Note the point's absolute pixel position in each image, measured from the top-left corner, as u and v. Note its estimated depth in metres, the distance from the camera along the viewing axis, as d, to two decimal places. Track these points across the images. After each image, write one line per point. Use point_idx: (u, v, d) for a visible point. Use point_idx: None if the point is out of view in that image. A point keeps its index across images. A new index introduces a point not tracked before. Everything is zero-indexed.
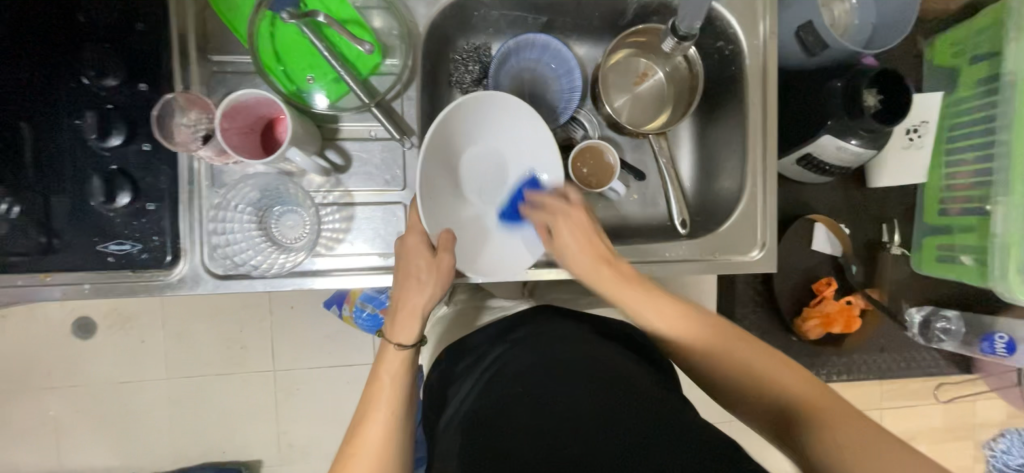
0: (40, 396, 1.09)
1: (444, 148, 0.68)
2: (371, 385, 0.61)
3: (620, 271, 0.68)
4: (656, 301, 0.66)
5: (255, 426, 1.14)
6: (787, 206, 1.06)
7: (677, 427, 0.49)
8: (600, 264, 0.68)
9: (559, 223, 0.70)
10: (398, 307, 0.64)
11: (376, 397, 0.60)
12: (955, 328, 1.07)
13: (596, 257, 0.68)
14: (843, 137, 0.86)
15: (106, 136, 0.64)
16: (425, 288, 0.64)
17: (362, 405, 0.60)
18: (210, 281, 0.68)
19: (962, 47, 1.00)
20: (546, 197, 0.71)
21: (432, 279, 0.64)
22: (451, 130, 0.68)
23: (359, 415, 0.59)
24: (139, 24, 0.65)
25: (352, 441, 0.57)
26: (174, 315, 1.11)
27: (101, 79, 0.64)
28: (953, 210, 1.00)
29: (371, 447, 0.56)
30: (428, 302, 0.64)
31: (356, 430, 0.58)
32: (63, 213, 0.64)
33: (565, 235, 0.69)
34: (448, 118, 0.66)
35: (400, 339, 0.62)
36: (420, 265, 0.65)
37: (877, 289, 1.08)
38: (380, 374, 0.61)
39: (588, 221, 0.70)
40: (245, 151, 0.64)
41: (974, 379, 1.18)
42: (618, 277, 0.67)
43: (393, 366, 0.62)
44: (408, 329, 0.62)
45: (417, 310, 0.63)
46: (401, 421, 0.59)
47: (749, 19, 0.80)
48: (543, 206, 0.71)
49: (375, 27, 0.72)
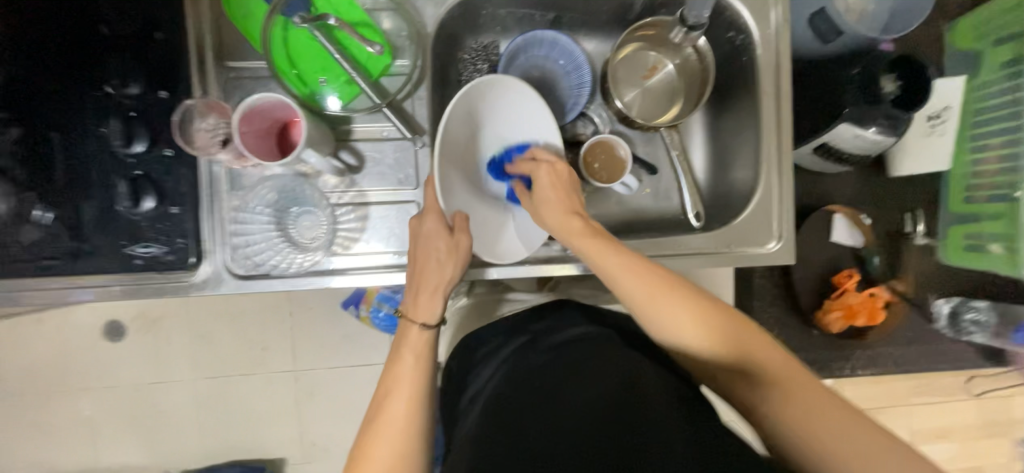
0: (73, 398, 1.14)
1: (460, 130, 0.70)
2: (391, 367, 0.61)
3: (594, 227, 0.64)
4: (630, 257, 0.59)
5: (277, 426, 1.17)
6: (804, 198, 1.04)
7: (694, 414, 0.50)
8: (570, 215, 0.65)
9: (539, 171, 0.69)
10: (418, 286, 0.65)
11: (399, 374, 0.60)
12: (985, 319, 1.02)
13: (569, 209, 0.65)
14: (863, 124, 0.83)
15: (130, 142, 0.66)
16: (445, 268, 0.65)
17: (383, 384, 0.60)
18: (233, 281, 0.70)
19: (986, 29, 0.97)
20: (539, 150, 0.71)
21: (451, 259, 0.65)
22: (468, 114, 0.70)
23: (381, 394, 0.59)
24: (158, 34, 0.68)
25: (378, 419, 0.57)
26: (197, 318, 1.14)
27: (124, 87, 0.66)
28: (980, 197, 0.97)
29: (395, 426, 0.56)
30: (448, 282, 0.65)
31: (377, 413, 0.58)
32: (91, 218, 0.67)
33: (544, 182, 0.68)
34: (465, 99, 0.67)
35: (424, 318, 0.63)
36: (440, 246, 0.65)
37: (902, 280, 1.04)
38: (401, 352, 0.62)
39: (569, 178, 0.69)
40: (261, 154, 0.65)
41: (1007, 372, 1.14)
42: (585, 229, 0.63)
43: (415, 346, 0.62)
44: (431, 307, 0.64)
45: (438, 288, 0.65)
46: (426, 401, 0.59)
47: (759, 8, 0.79)
48: (533, 159, 0.71)
49: (384, 29, 0.73)
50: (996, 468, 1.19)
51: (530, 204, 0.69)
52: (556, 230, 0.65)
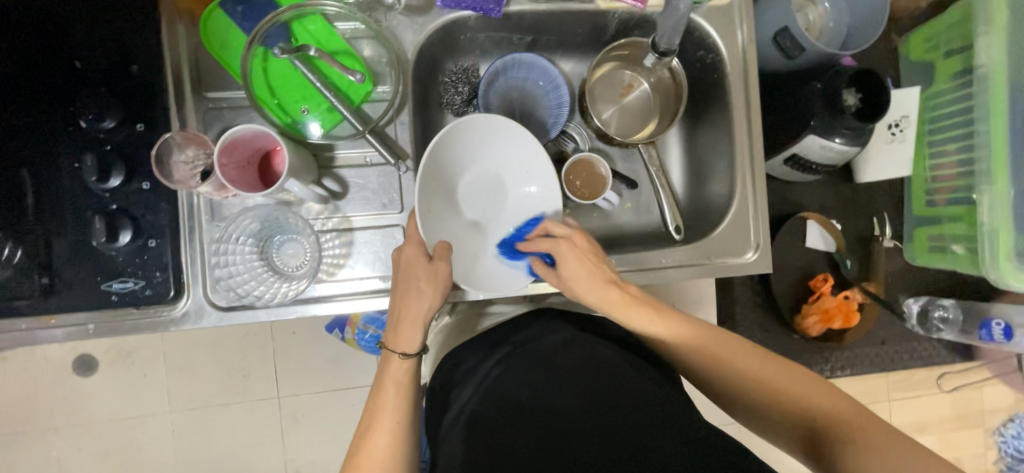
0: (42, 437, 1.08)
1: (440, 165, 0.69)
2: (375, 397, 0.61)
3: (628, 295, 0.66)
4: (672, 324, 0.64)
5: (262, 456, 1.14)
6: (778, 205, 1.08)
7: (665, 422, 0.50)
8: (608, 285, 0.67)
9: (561, 247, 0.69)
10: (398, 318, 0.65)
11: (382, 406, 0.60)
12: (952, 317, 1.08)
13: (602, 279, 0.67)
14: (828, 135, 0.88)
15: (106, 177, 0.65)
16: (425, 298, 0.65)
17: (366, 416, 0.60)
18: (214, 314, 0.68)
19: (934, 42, 1.03)
20: (552, 225, 0.71)
21: (432, 287, 0.65)
22: (450, 150, 0.70)
23: (364, 425, 0.60)
24: (134, 66, 0.67)
25: (359, 450, 0.58)
26: (175, 348, 1.11)
27: (100, 121, 0.64)
28: (940, 201, 1.02)
29: (377, 461, 0.57)
30: (429, 310, 0.65)
31: (362, 442, 0.58)
32: (64, 254, 0.65)
33: (568, 260, 0.68)
34: (446, 133, 0.68)
35: (404, 348, 0.63)
36: (420, 275, 0.65)
37: (874, 282, 1.08)
38: (384, 381, 0.62)
39: (592, 249, 0.70)
40: (245, 184, 0.65)
41: (976, 365, 1.19)
42: (629, 297, 0.66)
43: (397, 375, 0.63)
44: (412, 338, 0.63)
45: (419, 319, 0.64)
46: (408, 429, 0.60)
47: (727, 29, 0.82)
48: (547, 235, 0.71)
49: (365, 56, 0.74)
50: (972, 459, 1.24)
51: (556, 279, 0.70)
52: (592, 302, 0.67)
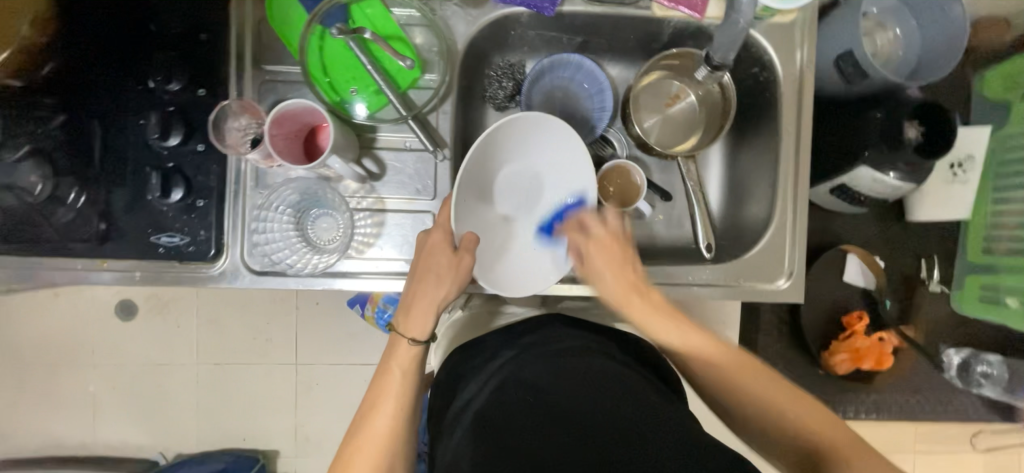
0: (82, 371, 1.17)
1: (484, 157, 0.69)
2: (380, 379, 0.63)
3: (651, 303, 0.67)
4: (690, 335, 0.65)
5: (276, 416, 1.19)
6: (818, 235, 1.04)
7: (655, 433, 0.50)
8: (631, 291, 0.67)
9: (590, 243, 0.69)
10: (412, 302, 0.66)
11: (386, 390, 0.62)
12: (996, 373, 1.01)
13: (628, 284, 0.67)
14: (882, 168, 0.84)
15: (166, 135, 0.69)
16: (442, 285, 0.66)
17: (370, 397, 0.62)
18: (248, 276, 0.72)
19: (1014, 81, 0.96)
20: (587, 215, 0.70)
21: (451, 275, 0.66)
22: (500, 142, 0.69)
23: (367, 407, 0.62)
24: (203, 35, 0.71)
25: (360, 433, 0.60)
26: (208, 304, 1.17)
27: (166, 83, 0.69)
28: (1000, 249, 0.97)
29: (377, 440, 0.59)
30: (443, 299, 0.66)
31: (363, 424, 0.61)
32: (121, 203, 0.69)
33: (593, 258, 0.69)
34: (499, 128, 0.67)
35: (414, 334, 0.64)
36: (441, 263, 0.66)
37: (913, 327, 1.03)
38: (390, 367, 0.64)
39: (623, 250, 0.69)
40: (289, 155, 0.68)
41: (1016, 429, 1.11)
42: (646, 304, 0.66)
43: (404, 361, 0.64)
44: (422, 324, 0.65)
45: (432, 305, 0.65)
46: (410, 412, 0.62)
47: (785, 47, 0.80)
48: (582, 226, 0.70)
49: (416, 43, 0.76)
50: None
51: (582, 273, 0.71)
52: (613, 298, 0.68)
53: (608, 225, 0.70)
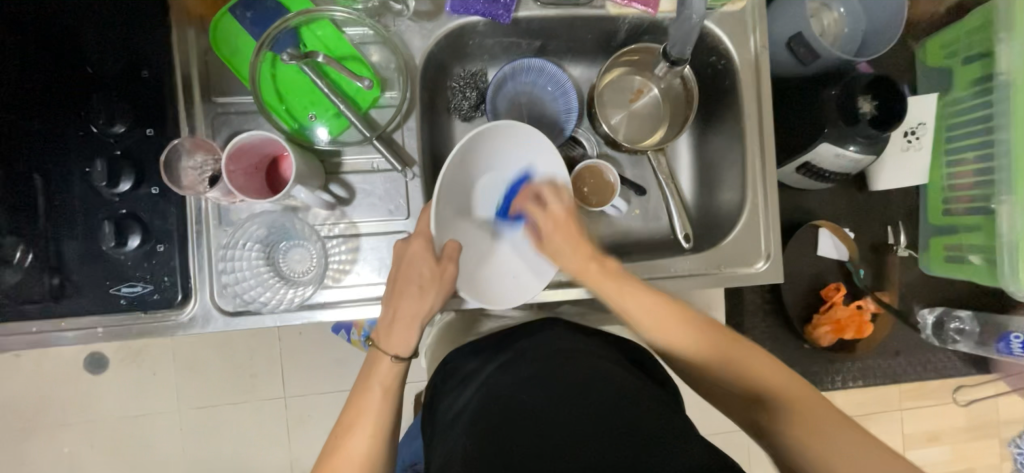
0: (53, 434, 1.10)
1: (463, 164, 0.69)
2: (358, 396, 0.61)
3: (610, 270, 0.66)
4: (654, 303, 0.63)
5: (269, 454, 1.14)
6: (790, 213, 1.06)
7: (628, 442, 0.47)
8: (589, 260, 0.67)
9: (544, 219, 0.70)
10: (393, 318, 0.64)
11: (364, 408, 0.60)
12: (969, 328, 1.04)
13: (585, 255, 0.67)
14: (842, 143, 0.86)
15: (115, 182, 0.65)
16: (426, 296, 0.64)
17: (348, 415, 0.60)
18: (221, 319, 0.69)
19: (953, 47, 1.00)
20: (544, 189, 0.70)
21: (434, 286, 0.64)
22: (478, 150, 0.70)
23: (344, 425, 0.59)
24: (145, 71, 0.67)
25: (337, 451, 0.57)
26: (183, 347, 1.12)
27: (110, 126, 0.65)
28: (958, 210, 0.99)
29: (354, 459, 0.57)
30: (426, 312, 0.64)
31: (339, 443, 0.58)
32: (75, 255, 0.65)
33: (549, 232, 0.69)
34: (479, 135, 0.68)
35: (397, 350, 0.62)
36: (423, 273, 0.64)
37: (887, 292, 1.07)
38: (369, 385, 0.61)
39: (575, 226, 0.69)
40: (252, 191, 0.66)
41: (993, 378, 1.16)
42: (608, 277, 0.66)
43: (383, 377, 0.61)
44: (406, 340, 0.62)
45: (414, 320, 0.63)
46: (389, 431, 0.60)
47: (739, 34, 0.81)
48: (537, 197, 0.71)
49: (373, 61, 0.74)
50: (986, 469, 1.22)
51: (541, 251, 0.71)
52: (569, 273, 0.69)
53: (555, 208, 0.69)
